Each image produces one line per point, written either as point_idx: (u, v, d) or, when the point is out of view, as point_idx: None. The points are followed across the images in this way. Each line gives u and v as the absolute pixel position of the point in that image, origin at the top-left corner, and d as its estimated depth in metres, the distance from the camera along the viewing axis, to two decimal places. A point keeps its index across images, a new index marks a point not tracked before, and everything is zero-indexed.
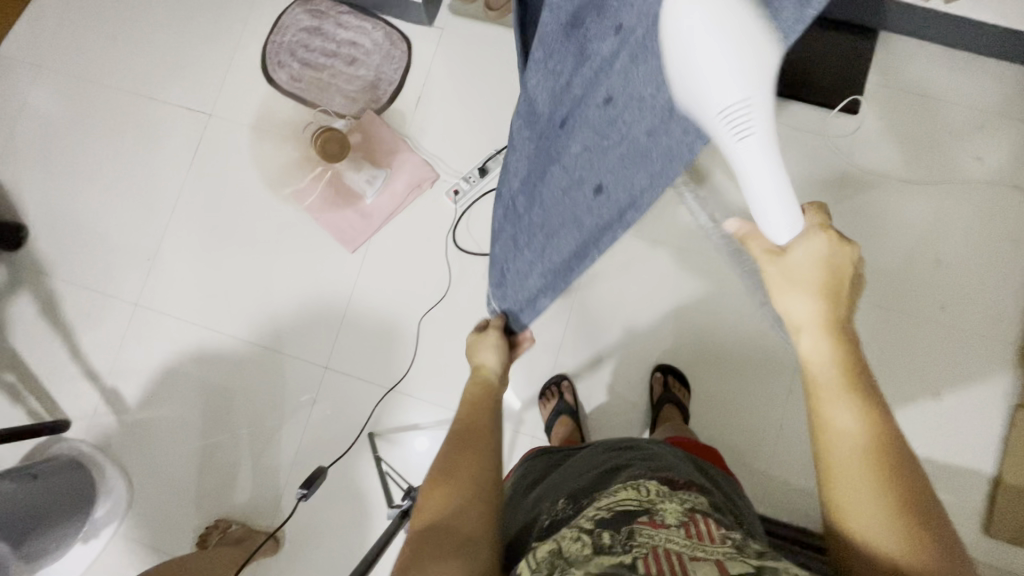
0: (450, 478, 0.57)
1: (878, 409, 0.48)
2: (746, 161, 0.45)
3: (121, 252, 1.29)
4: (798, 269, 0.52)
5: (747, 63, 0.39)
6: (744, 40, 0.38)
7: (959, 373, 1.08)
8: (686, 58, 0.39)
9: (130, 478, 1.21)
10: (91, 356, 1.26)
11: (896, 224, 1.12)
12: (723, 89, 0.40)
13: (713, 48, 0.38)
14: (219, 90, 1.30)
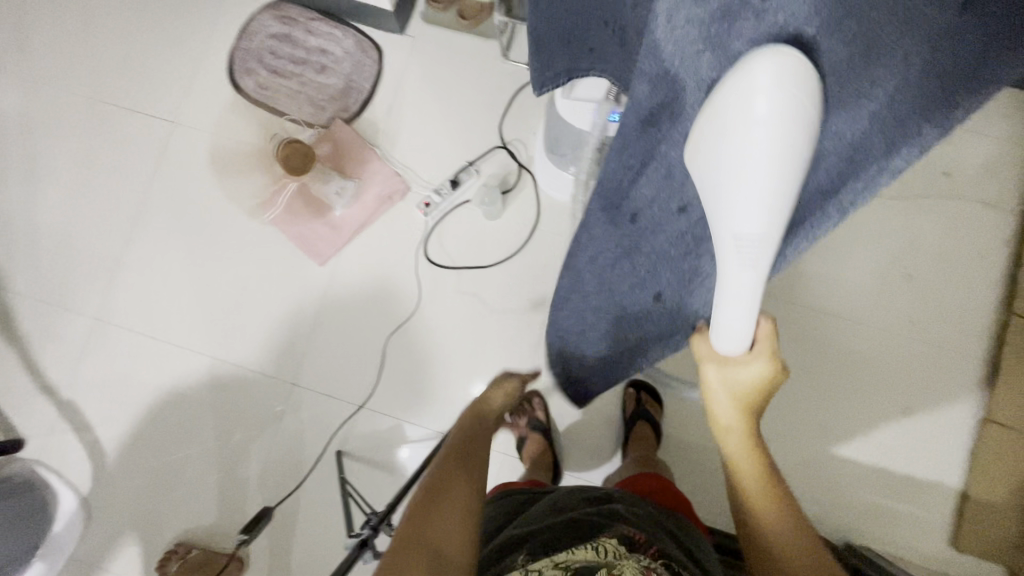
0: (440, 500, 0.55)
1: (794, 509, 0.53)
2: (740, 293, 0.47)
3: (80, 263, 1.24)
4: (740, 385, 0.54)
5: (771, 200, 0.42)
6: (786, 180, 0.41)
7: (925, 393, 1.09)
8: (736, 189, 0.42)
9: (86, 499, 1.16)
10: (48, 371, 1.21)
11: (867, 238, 1.13)
12: (745, 217, 0.43)
13: (755, 181, 0.41)
14: (184, 96, 1.26)
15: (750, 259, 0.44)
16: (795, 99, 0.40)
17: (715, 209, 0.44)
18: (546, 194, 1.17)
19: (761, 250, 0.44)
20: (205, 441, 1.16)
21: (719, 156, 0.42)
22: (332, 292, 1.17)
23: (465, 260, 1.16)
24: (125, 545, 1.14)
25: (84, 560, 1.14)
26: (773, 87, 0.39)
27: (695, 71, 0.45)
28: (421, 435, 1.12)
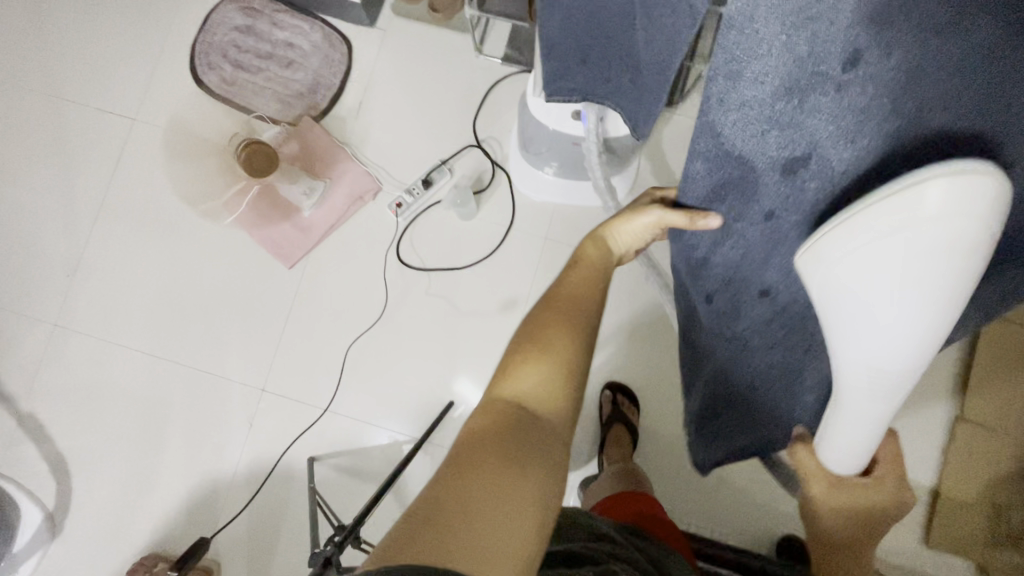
0: (542, 359, 0.56)
1: None
2: (849, 414, 0.54)
3: (37, 266, 1.19)
4: (846, 500, 0.58)
5: (920, 328, 0.46)
6: (929, 304, 0.45)
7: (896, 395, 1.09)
8: (870, 312, 0.47)
9: (49, 511, 1.13)
10: (6, 380, 1.17)
11: None
12: (879, 341, 0.48)
13: (897, 308, 0.46)
14: (144, 91, 1.21)
15: (872, 370, 0.49)
16: (969, 230, 0.42)
17: (844, 330, 0.50)
18: (521, 193, 1.14)
19: (885, 372, 0.49)
20: (174, 450, 1.13)
21: (846, 278, 0.47)
22: (302, 296, 1.14)
23: (439, 261, 1.14)
24: (91, 557, 1.11)
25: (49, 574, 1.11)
26: (927, 199, 0.42)
27: (763, 151, 0.52)
28: (394, 442, 1.10)
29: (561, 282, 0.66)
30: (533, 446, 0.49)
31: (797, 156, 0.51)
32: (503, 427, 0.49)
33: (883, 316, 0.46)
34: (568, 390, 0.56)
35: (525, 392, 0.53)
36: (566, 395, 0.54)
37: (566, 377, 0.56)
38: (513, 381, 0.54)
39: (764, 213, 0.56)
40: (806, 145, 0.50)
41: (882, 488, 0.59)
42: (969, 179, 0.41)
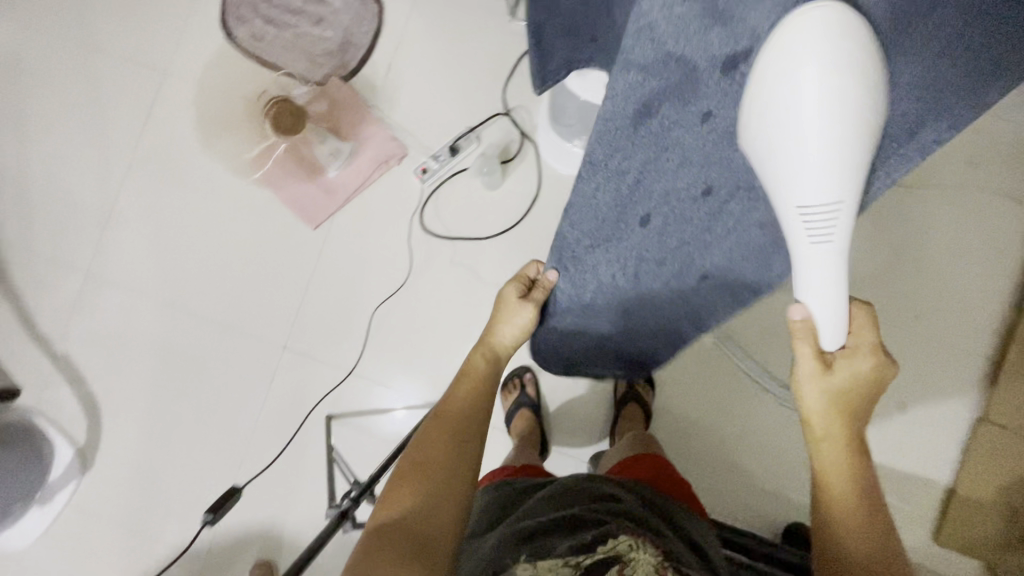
0: (418, 474, 0.62)
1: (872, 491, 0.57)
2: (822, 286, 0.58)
3: (69, 214, 1.22)
4: (836, 379, 0.59)
5: (844, 173, 0.54)
6: (859, 135, 0.53)
7: (918, 385, 1.07)
8: (806, 162, 0.54)
9: (80, 449, 1.18)
10: (40, 322, 1.21)
11: (879, 226, 1.09)
12: (830, 184, 0.54)
13: (838, 109, 0.52)
14: (175, 44, 1.20)
15: (814, 229, 0.56)
16: (847, 61, 0.51)
17: (788, 185, 0.56)
18: (548, 166, 1.13)
19: (823, 226, 0.56)
20: (198, 400, 1.17)
21: (791, 131, 0.54)
22: (325, 258, 1.15)
23: (462, 230, 1.13)
24: (119, 494, 1.17)
25: (79, 508, 1.17)
26: (804, 85, 0.53)
27: (706, 49, 0.59)
28: (403, 408, 1.13)
29: (449, 397, 0.71)
30: (426, 552, 0.57)
31: (725, 64, 0.59)
32: (379, 547, 0.57)
33: (818, 194, 0.55)
34: (456, 487, 0.62)
35: (413, 506, 0.60)
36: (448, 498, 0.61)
37: (451, 482, 0.62)
38: (400, 508, 0.60)
39: (703, 114, 0.63)
40: (746, 40, 0.57)
41: (860, 357, 0.59)
42: (820, 14, 0.52)
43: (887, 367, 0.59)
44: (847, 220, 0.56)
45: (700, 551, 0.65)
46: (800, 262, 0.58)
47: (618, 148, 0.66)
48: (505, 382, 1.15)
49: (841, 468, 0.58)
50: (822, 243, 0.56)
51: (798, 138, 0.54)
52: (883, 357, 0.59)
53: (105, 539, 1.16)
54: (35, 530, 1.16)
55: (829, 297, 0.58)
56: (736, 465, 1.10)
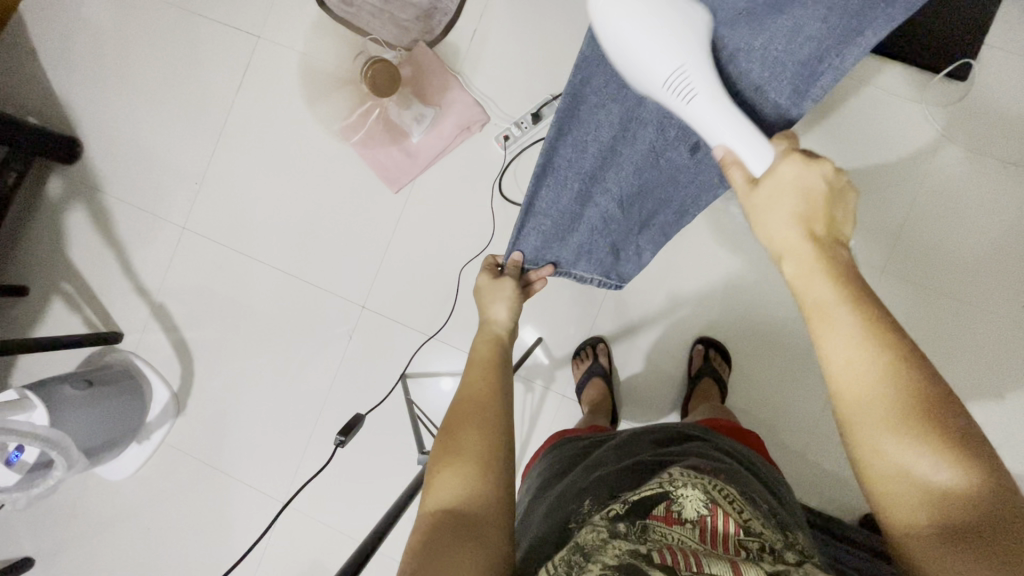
0: (459, 453, 0.56)
1: (886, 330, 0.45)
2: (703, 119, 0.58)
3: (170, 173, 1.30)
4: (778, 179, 0.54)
5: (663, 43, 0.56)
6: (650, 15, 0.55)
7: (1014, 366, 1.02)
8: (620, 47, 0.56)
9: (175, 392, 1.27)
10: (142, 273, 1.30)
11: (983, 207, 1.04)
12: (659, 70, 0.56)
13: (628, 29, 0.55)
14: (268, 10, 1.24)
15: (678, 94, 0.57)
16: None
17: (633, 71, 0.58)
18: None
19: (683, 83, 0.57)
20: (282, 352, 1.23)
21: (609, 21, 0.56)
22: (406, 222, 1.18)
23: None
24: (208, 436, 1.26)
25: (174, 446, 1.27)
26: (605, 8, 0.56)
27: None
28: (446, 374, 1.17)
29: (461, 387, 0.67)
30: (476, 532, 0.49)
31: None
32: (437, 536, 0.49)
33: (660, 57, 0.56)
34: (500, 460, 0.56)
35: (459, 489, 0.53)
36: (489, 482, 0.54)
37: (493, 462, 0.56)
38: (446, 497, 0.53)
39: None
40: None
41: (779, 162, 0.55)
42: None
43: (813, 158, 0.54)
44: (699, 73, 0.57)
45: (784, 501, 0.55)
46: (695, 121, 0.59)
47: None
48: (576, 352, 1.15)
49: (820, 286, 0.49)
50: (694, 99, 0.57)
51: (641, 7, 0.55)
52: (806, 155, 0.54)
53: (196, 476, 1.25)
54: (137, 463, 1.26)
55: (741, 126, 0.57)
56: (815, 447, 1.07)
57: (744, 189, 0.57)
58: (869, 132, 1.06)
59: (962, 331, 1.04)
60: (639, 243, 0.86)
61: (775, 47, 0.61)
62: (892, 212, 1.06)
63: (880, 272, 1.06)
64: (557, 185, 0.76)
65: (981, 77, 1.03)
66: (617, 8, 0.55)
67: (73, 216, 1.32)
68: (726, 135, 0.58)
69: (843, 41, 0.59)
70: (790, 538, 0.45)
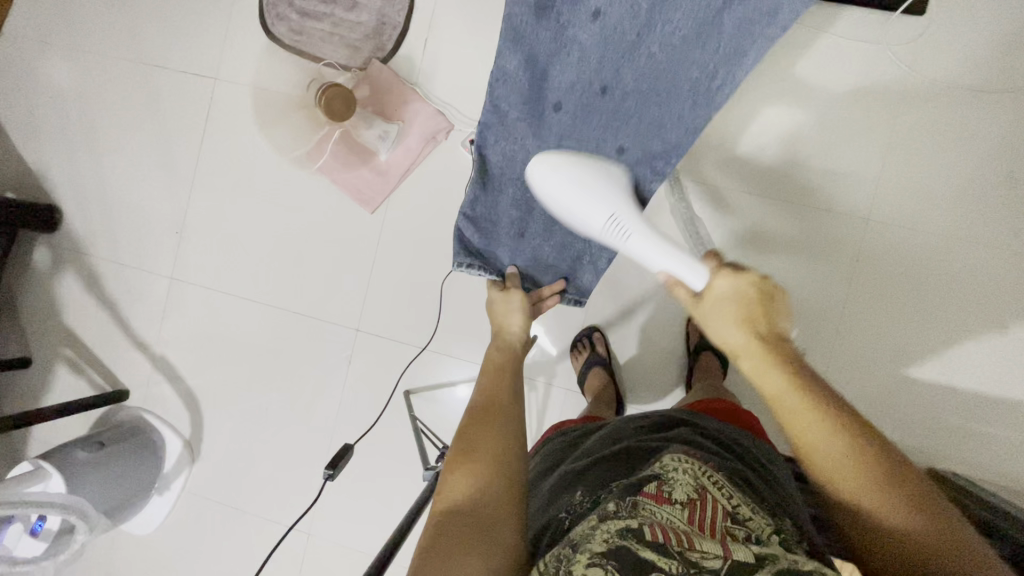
0: (473, 454, 0.57)
1: (835, 412, 0.50)
2: (642, 254, 0.65)
3: (150, 226, 1.30)
4: (720, 301, 0.59)
5: (593, 189, 0.64)
6: (582, 174, 0.64)
7: (1012, 296, 1.01)
8: (557, 185, 0.65)
9: (187, 440, 1.28)
10: (138, 328, 1.32)
11: (964, 138, 1.02)
12: (594, 212, 0.64)
13: (566, 184, 0.64)
14: (221, 50, 1.25)
15: (616, 229, 0.64)
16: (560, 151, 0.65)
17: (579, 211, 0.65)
18: None
19: (621, 221, 0.64)
20: (285, 386, 1.24)
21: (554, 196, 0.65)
22: (387, 241, 1.19)
23: None
24: (226, 477, 1.27)
25: (194, 493, 1.28)
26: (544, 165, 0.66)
27: None
28: (450, 384, 1.17)
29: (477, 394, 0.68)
30: (485, 531, 0.49)
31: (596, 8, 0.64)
32: (443, 533, 0.49)
33: (593, 207, 0.64)
34: (516, 461, 0.57)
35: (469, 488, 0.53)
36: (501, 481, 0.54)
37: (511, 464, 0.56)
38: (454, 495, 0.53)
39: (592, 13, 0.64)
40: None
41: (716, 277, 0.61)
42: None
43: (747, 272, 0.59)
44: (631, 217, 0.64)
45: (769, 478, 0.57)
46: (634, 254, 0.65)
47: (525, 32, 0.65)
48: (574, 344, 1.15)
49: (773, 377, 0.53)
50: (630, 235, 0.64)
51: (573, 173, 0.64)
52: (735, 267, 0.60)
53: (220, 518, 1.27)
54: (162, 514, 1.28)
55: (673, 251, 0.62)
56: None
57: (690, 302, 0.63)
58: (835, 82, 1.04)
59: (958, 276, 1.03)
60: (592, 254, 0.84)
61: (671, 57, 0.65)
62: (867, 172, 1.04)
63: (866, 231, 1.05)
64: (492, 197, 0.78)
65: (939, 9, 1.01)
66: (545, 168, 0.65)
67: (64, 282, 1.34)
68: (662, 261, 0.63)
69: (733, 56, 0.64)
70: (776, 521, 0.47)
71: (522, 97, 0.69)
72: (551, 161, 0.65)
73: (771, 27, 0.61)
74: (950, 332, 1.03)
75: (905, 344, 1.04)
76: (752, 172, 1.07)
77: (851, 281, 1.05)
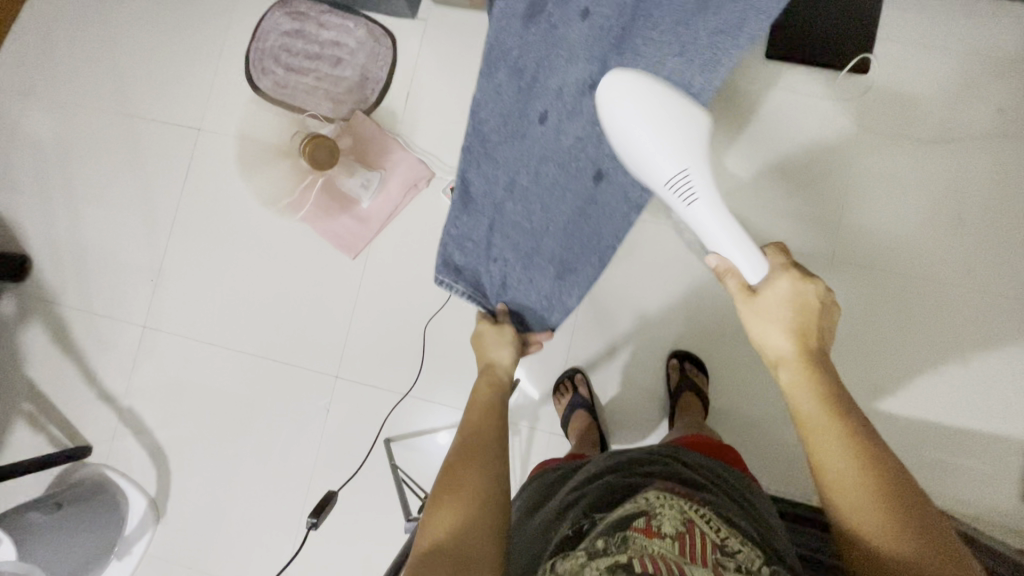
0: (451, 493, 0.56)
1: (865, 443, 0.53)
2: (702, 220, 0.73)
3: (125, 274, 1.28)
4: (772, 307, 0.64)
5: (670, 146, 0.73)
6: (660, 127, 0.72)
7: (970, 327, 1.06)
8: (628, 133, 0.73)
9: (153, 497, 1.21)
10: (105, 380, 1.27)
11: (913, 181, 1.09)
12: (661, 171, 0.74)
13: (642, 133, 0.73)
14: (207, 102, 1.28)
15: (681, 191, 0.74)
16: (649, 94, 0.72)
17: (645, 170, 0.75)
18: None
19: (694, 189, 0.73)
20: (261, 435, 1.20)
21: (615, 135, 0.75)
22: (369, 286, 1.19)
23: None
24: (193, 537, 1.20)
25: (158, 555, 1.20)
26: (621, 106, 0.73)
27: None
28: (432, 430, 1.15)
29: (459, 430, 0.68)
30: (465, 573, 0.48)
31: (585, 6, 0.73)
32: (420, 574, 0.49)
33: (662, 163, 0.73)
34: (496, 496, 0.57)
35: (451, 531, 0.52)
36: (477, 518, 0.54)
37: (490, 500, 0.56)
38: (435, 533, 0.53)
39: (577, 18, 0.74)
40: None
41: (778, 277, 0.65)
42: None
43: (810, 279, 0.63)
44: (699, 178, 0.73)
45: (755, 514, 0.57)
46: (695, 219, 0.74)
47: (513, 45, 0.76)
48: (557, 386, 1.14)
49: (806, 394, 0.57)
50: (692, 202, 0.73)
51: (642, 110, 0.71)
52: (801, 274, 0.64)
53: None
54: None
55: (738, 241, 0.70)
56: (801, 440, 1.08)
57: (739, 297, 0.67)
58: (793, 132, 1.12)
59: (919, 310, 1.08)
60: (575, 283, 0.85)
61: (647, 62, 0.73)
62: (844, 210, 1.10)
63: (841, 267, 1.09)
64: (474, 216, 0.81)
65: (881, 68, 1.10)
66: (623, 107, 0.72)
67: (28, 333, 1.29)
68: (716, 239, 0.72)
69: (712, 63, 0.70)
70: (764, 556, 0.47)
71: (507, 112, 0.79)
72: (620, 92, 0.72)
73: (740, 42, 0.68)
74: (919, 362, 1.07)
75: (873, 375, 1.07)
76: (743, 210, 1.11)
77: (843, 309, 1.09)
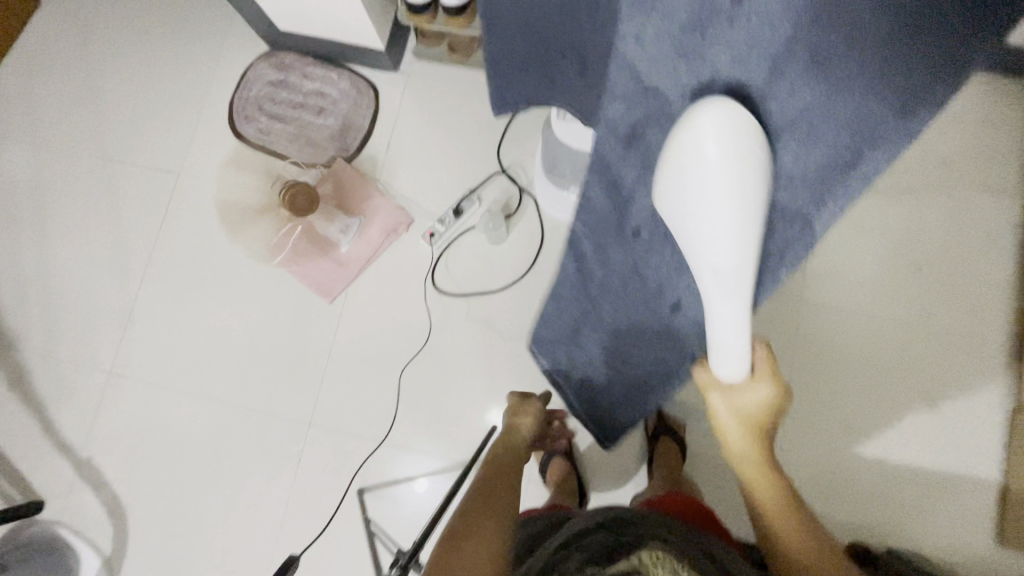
0: (463, 545, 0.53)
1: (810, 529, 0.57)
2: (722, 329, 0.51)
3: (92, 318, 1.25)
4: (747, 410, 0.58)
5: (727, 236, 0.44)
6: (730, 183, 0.42)
7: (946, 372, 1.09)
8: (676, 191, 0.45)
9: (107, 555, 1.14)
10: (64, 428, 1.21)
11: (872, 228, 1.15)
12: (712, 257, 0.46)
13: (703, 179, 0.43)
14: (188, 147, 1.29)
15: (719, 295, 0.48)
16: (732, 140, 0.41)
17: (690, 246, 0.47)
18: (547, 217, 1.18)
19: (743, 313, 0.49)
20: (227, 489, 1.15)
21: (663, 184, 0.46)
22: (345, 331, 1.18)
23: (474, 287, 1.17)
24: None
25: None
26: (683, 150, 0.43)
27: (672, 79, 0.45)
28: (406, 479, 1.12)
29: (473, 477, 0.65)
30: None
31: (704, 83, 0.44)
32: None
33: (712, 247, 0.45)
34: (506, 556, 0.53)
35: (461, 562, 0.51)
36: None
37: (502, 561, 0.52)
38: None
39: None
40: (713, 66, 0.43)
41: (758, 381, 0.56)
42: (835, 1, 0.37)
43: (784, 386, 0.58)
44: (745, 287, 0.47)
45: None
46: (718, 322, 0.51)
47: (610, 155, 0.54)
48: None
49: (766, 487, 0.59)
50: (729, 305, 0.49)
51: (713, 161, 0.42)
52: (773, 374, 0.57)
53: None
54: None
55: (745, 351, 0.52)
56: None
57: (709, 391, 0.59)
58: None
59: (886, 351, 1.11)
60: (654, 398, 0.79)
61: (800, 175, 0.45)
62: (831, 257, 1.14)
63: (826, 316, 1.13)
64: (555, 300, 0.76)
65: None
66: (690, 170, 0.44)
67: None
68: (724, 347, 0.53)
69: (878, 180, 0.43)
70: None
71: (602, 223, 0.61)
72: (736, 125, 0.41)
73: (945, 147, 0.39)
74: (901, 406, 1.09)
75: (844, 417, 1.09)
76: None
77: (817, 355, 1.11)
